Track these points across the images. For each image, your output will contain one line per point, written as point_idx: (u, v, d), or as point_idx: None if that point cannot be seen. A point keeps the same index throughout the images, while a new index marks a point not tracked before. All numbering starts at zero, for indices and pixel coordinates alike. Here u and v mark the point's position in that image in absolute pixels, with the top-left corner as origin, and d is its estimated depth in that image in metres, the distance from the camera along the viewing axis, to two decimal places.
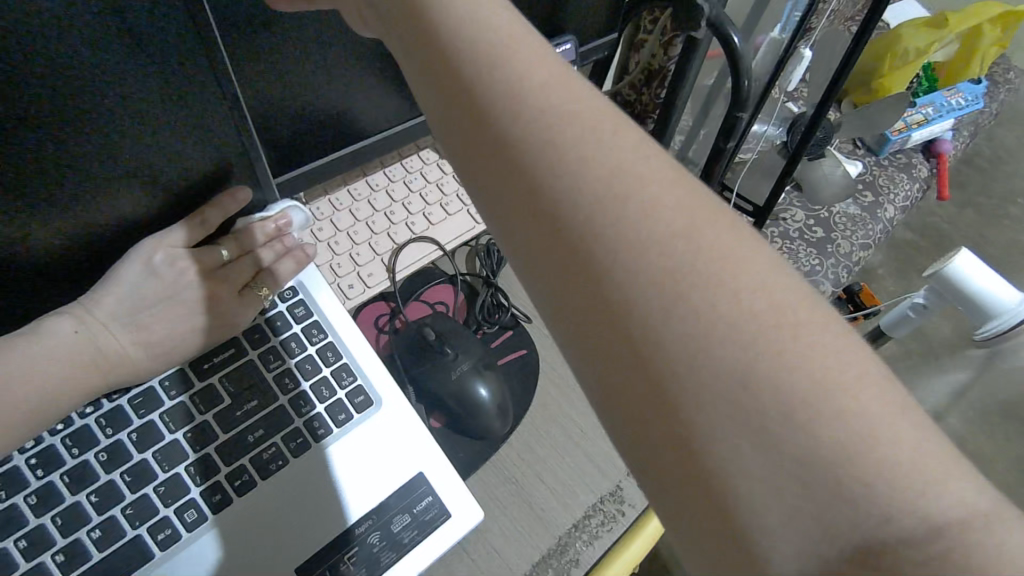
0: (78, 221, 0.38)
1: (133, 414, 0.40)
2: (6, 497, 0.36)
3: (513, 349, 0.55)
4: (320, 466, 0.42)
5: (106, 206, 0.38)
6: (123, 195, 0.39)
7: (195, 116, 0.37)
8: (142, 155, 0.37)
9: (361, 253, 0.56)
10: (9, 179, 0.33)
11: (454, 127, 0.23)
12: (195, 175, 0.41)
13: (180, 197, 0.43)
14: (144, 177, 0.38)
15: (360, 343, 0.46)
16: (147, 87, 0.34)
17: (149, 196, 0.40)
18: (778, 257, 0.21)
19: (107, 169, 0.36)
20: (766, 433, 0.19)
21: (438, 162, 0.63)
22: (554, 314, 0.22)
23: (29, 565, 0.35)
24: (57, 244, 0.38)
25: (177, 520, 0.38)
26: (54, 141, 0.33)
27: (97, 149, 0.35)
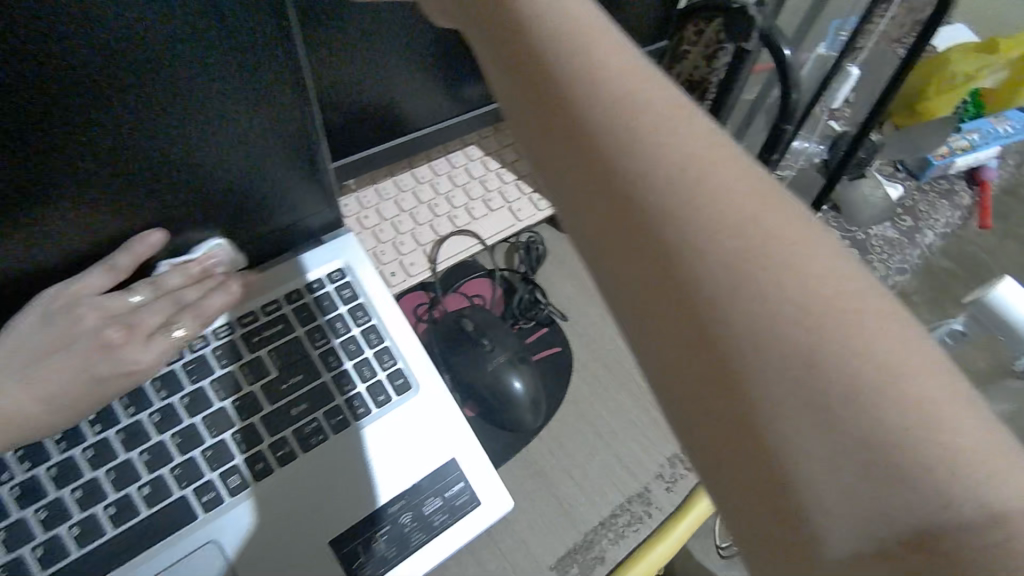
0: (130, 200, 0.39)
1: (185, 380, 0.41)
2: (63, 449, 0.38)
3: (547, 346, 0.56)
4: (359, 443, 0.43)
5: (158, 188, 0.39)
6: (167, 183, 0.39)
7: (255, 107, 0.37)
8: (192, 141, 0.37)
9: (404, 242, 0.57)
10: (72, 152, 0.34)
11: (528, 111, 0.25)
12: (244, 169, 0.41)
13: (222, 196, 0.42)
14: (192, 167, 0.39)
15: (402, 327, 0.47)
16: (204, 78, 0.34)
17: (193, 189, 0.41)
18: (843, 247, 0.21)
19: (156, 150, 0.36)
20: (828, 415, 0.19)
21: (483, 159, 0.64)
22: (618, 293, 0.22)
23: (81, 515, 0.37)
24: (96, 220, 0.39)
25: (220, 484, 0.40)
26: (113, 116, 0.33)
27: (158, 130, 0.35)
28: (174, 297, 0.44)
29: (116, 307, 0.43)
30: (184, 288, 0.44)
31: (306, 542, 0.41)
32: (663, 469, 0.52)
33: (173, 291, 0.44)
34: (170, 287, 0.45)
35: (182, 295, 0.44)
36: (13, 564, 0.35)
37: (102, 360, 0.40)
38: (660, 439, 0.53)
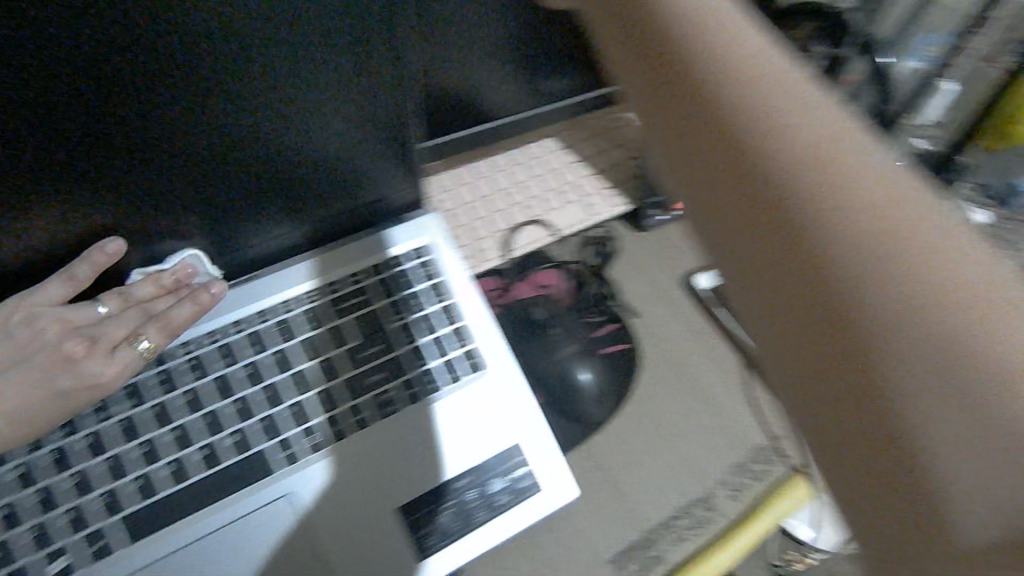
0: (229, 180, 0.38)
1: (272, 339, 0.43)
2: (162, 393, 0.41)
3: (616, 341, 0.55)
4: (431, 416, 0.44)
5: (257, 168, 0.38)
6: (255, 172, 0.38)
7: (349, 104, 0.36)
8: (285, 133, 0.36)
9: (480, 228, 0.58)
10: (176, 130, 0.33)
11: (655, 98, 0.26)
12: (332, 160, 0.40)
13: (306, 186, 0.42)
14: (280, 160, 0.38)
15: (477, 308, 0.47)
16: (305, 72, 0.33)
17: (277, 181, 0.40)
18: (979, 236, 0.20)
19: (254, 134, 0.35)
20: (962, 404, 0.18)
21: (560, 151, 0.64)
22: (744, 272, 0.23)
23: (172, 457, 0.39)
24: (181, 203, 0.38)
25: (297, 443, 0.41)
26: (221, 97, 0.32)
27: (263, 114, 0.34)
28: (142, 309, 0.43)
29: (79, 317, 0.43)
30: (155, 299, 0.44)
31: (377, 506, 0.42)
32: (728, 476, 0.51)
33: (143, 302, 0.44)
34: (139, 297, 0.44)
35: (151, 307, 0.43)
36: (112, 494, 0.38)
37: (61, 373, 0.40)
38: (726, 446, 0.52)
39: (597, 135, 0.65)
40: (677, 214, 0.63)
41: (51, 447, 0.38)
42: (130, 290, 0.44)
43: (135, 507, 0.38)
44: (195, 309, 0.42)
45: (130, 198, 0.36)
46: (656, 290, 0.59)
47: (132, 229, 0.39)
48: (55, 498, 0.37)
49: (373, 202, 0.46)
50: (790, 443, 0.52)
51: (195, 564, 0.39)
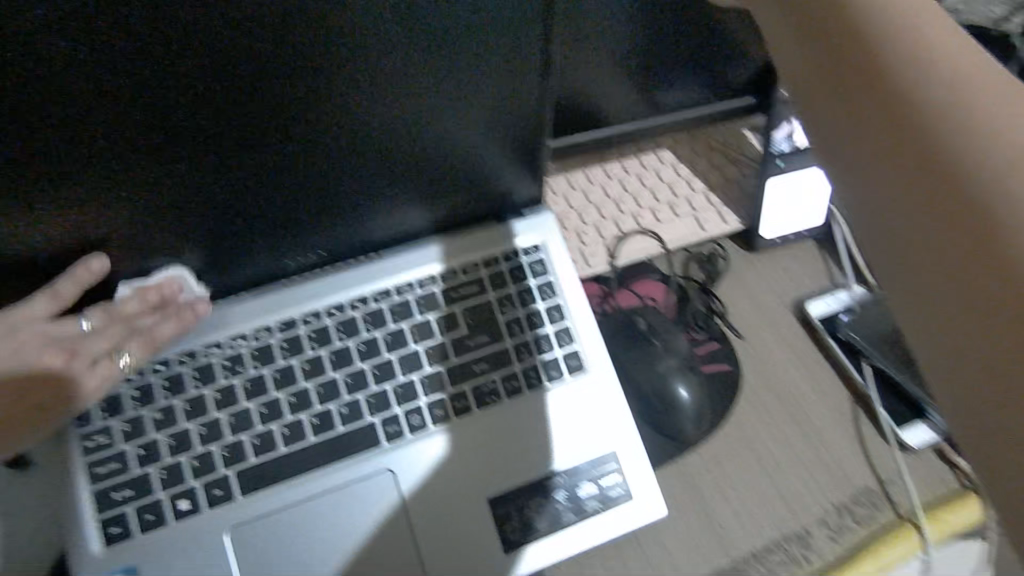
0: (367, 160, 0.42)
1: (390, 318, 0.45)
2: (286, 356, 0.43)
3: (717, 360, 0.54)
4: (531, 411, 0.45)
5: (395, 151, 0.42)
6: (377, 158, 0.42)
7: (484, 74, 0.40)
8: (408, 113, 0.40)
9: (588, 233, 0.58)
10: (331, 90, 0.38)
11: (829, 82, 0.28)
12: (448, 150, 0.44)
13: (421, 182, 0.45)
14: (401, 143, 0.42)
15: (584, 311, 0.48)
16: (434, 46, 0.37)
17: (398, 168, 0.43)
18: None
19: (396, 106, 0.40)
20: None
21: (674, 164, 0.63)
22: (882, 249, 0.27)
23: (292, 418, 0.42)
24: (307, 190, 0.42)
25: (402, 420, 0.43)
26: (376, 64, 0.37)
27: (411, 85, 0.39)
28: (125, 324, 0.43)
29: (64, 329, 0.43)
30: (138, 314, 0.43)
31: (470, 492, 0.43)
32: (829, 515, 0.48)
33: (125, 316, 0.43)
34: (121, 312, 0.43)
35: (136, 322, 0.43)
36: (236, 446, 0.41)
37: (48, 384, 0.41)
38: (827, 483, 0.50)
39: (714, 150, 0.64)
40: (792, 236, 0.61)
41: (187, 396, 0.42)
42: (114, 306, 0.43)
43: (255, 460, 0.41)
44: (179, 326, 0.42)
45: (264, 183, 0.41)
46: (763, 313, 0.58)
47: (262, 223, 0.43)
48: (187, 442, 0.41)
49: (493, 198, 0.48)
50: (899, 489, 0.49)
51: (301, 523, 0.41)
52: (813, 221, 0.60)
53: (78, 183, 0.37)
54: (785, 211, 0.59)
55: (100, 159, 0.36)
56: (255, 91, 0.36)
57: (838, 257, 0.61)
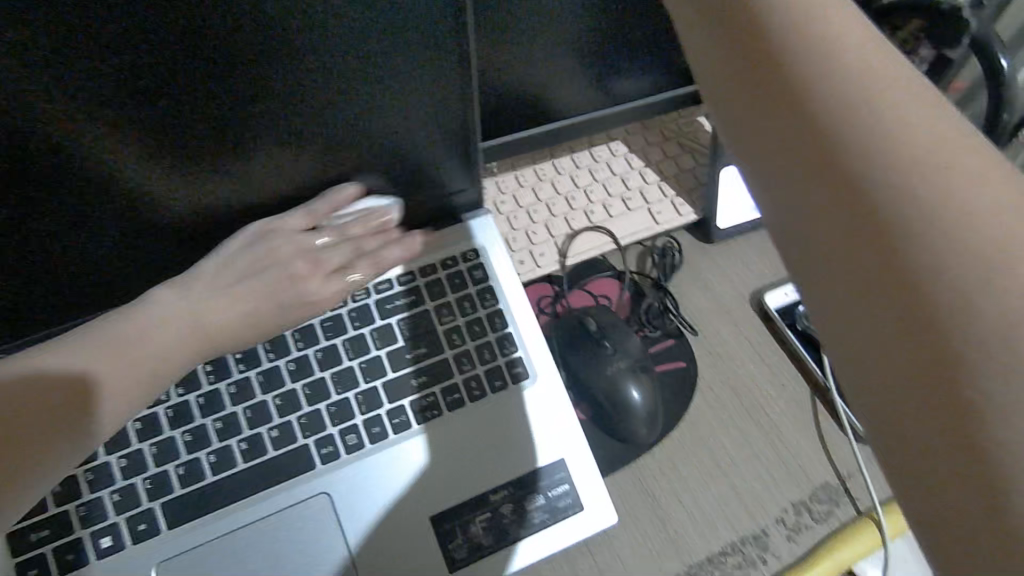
0: (267, 166, 0.41)
1: (321, 335, 0.43)
2: (212, 381, 0.41)
3: (672, 358, 0.53)
4: (469, 424, 0.43)
5: (297, 154, 0.41)
6: (159, 167, 0.38)
7: (363, 78, 0.37)
8: (204, 130, 0.37)
9: (537, 231, 0.56)
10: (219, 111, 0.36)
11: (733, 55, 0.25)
12: (275, 141, 0.40)
13: (275, 175, 0.42)
14: (176, 150, 0.37)
15: (526, 316, 0.46)
16: (211, 54, 0.34)
17: (204, 174, 0.40)
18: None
19: (301, 108, 0.38)
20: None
21: (627, 155, 0.61)
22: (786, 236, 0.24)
23: (218, 444, 0.40)
24: (98, 211, 0.39)
25: (337, 441, 0.41)
26: (264, 82, 0.36)
27: (302, 95, 0.37)
28: (355, 245, 0.46)
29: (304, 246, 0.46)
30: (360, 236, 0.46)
31: (409, 511, 0.42)
32: (787, 515, 0.47)
33: (355, 238, 0.46)
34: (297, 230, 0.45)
35: (365, 244, 0.46)
36: (160, 476, 0.39)
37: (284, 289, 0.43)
38: (785, 480, 0.49)
39: (667, 139, 0.62)
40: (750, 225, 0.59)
41: None
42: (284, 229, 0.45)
43: (181, 490, 0.39)
44: (407, 252, 0.45)
45: (42, 214, 0.37)
46: (719, 307, 0.56)
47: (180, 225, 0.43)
48: (108, 476, 0.39)
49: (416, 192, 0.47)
50: (858, 484, 0.49)
51: (231, 554, 0.39)
52: None
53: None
54: (737, 201, 0.58)
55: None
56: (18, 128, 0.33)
57: None
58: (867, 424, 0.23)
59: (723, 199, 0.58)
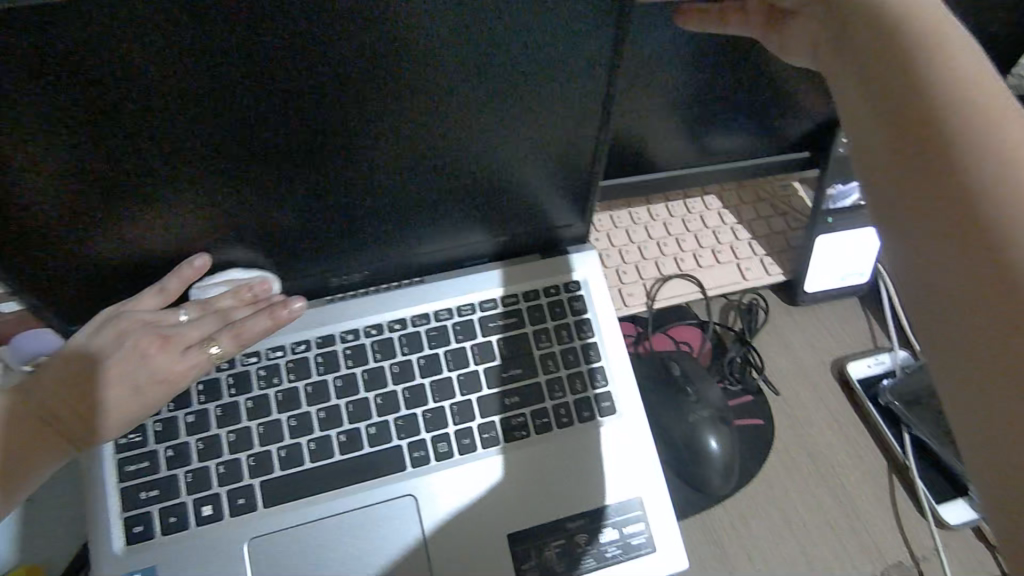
0: (399, 191, 0.43)
1: (426, 342, 0.45)
2: (321, 372, 0.44)
3: (749, 415, 0.53)
4: (555, 450, 0.44)
5: (435, 183, 0.43)
6: (320, 193, 0.42)
7: (517, 117, 0.40)
8: (354, 149, 0.39)
9: (627, 271, 0.58)
10: (375, 133, 0.39)
11: (884, 123, 0.29)
12: (417, 170, 0.42)
13: (409, 216, 0.45)
14: (325, 162, 0.40)
15: (620, 351, 0.47)
16: (401, 108, 0.38)
17: (348, 189, 0.42)
18: None
19: (447, 139, 0.40)
20: None
21: (720, 211, 0.62)
22: (915, 289, 0.28)
23: (320, 433, 0.42)
24: (257, 217, 0.42)
25: (429, 446, 0.43)
26: (425, 112, 0.38)
27: (456, 125, 0.40)
28: (221, 316, 0.45)
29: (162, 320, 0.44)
30: (232, 309, 0.45)
31: (489, 525, 0.43)
32: None
33: (222, 311, 0.45)
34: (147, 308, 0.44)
35: (231, 315, 0.45)
36: (263, 456, 0.42)
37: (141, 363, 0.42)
38: (857, 553, 0.48)
39: (762, 200, 0.63)
40: (840, 292, 0.59)
41: (221, 401, 0.42)
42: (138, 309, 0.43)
43: (281, 472, 0.42)
44: (272, 324, 0.43)
45: (209, 207, 0.40)
46: (799, 369, 0.57)
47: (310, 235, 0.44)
48: (216, 448, 0.41)
49: (528, 229, 0.48)
50: (934, 568, 0.47)
51: (319, 540, 0.41)
52: (857, 281, 0.59)
53: (118, 187, 0.37)
54: (836, 269, 0.58)
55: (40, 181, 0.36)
56: (189, 132, 0.36)
57: (880, 316, 0.60)
58: (982, 480, 0.26)
59: (820, 264, 0.58)
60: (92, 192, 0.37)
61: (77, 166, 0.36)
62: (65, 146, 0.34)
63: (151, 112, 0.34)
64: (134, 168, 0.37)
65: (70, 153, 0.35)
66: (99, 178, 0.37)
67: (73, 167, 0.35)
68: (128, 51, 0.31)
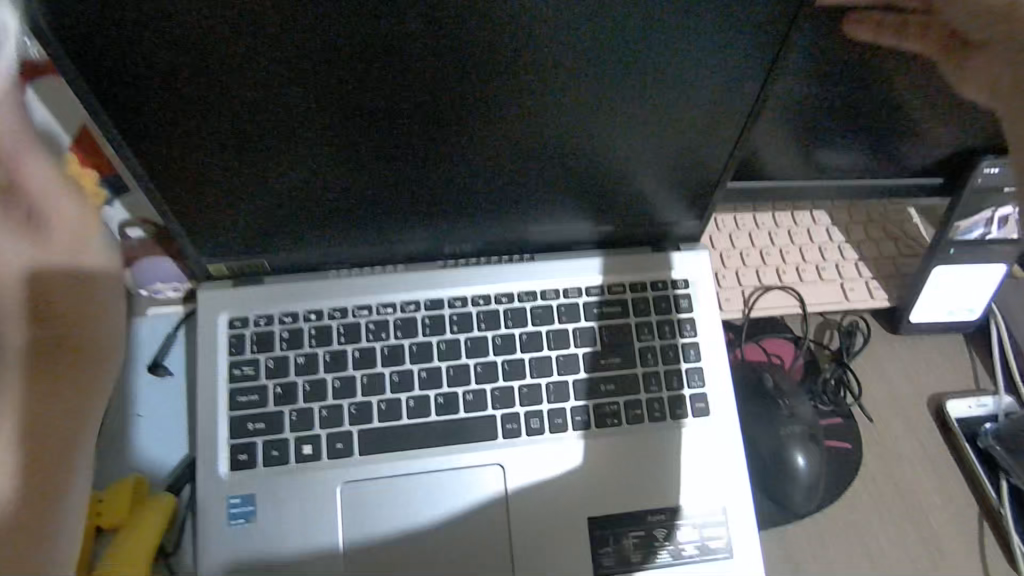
0: (529, 169, 0.43)
1: (530, 319, 0.45)
2: (426, 333, 0.45)
3: (838, 438, 0.52)
4: (643, 443, 0.44)
5: (566, 166, 0.43)
6: (447, 159, 0.42)
7: (661, 111, 0.40)
8: (500, 124, 0.40)
9: (726, 276, 0.57)
10: (525, 109, 0.39)
11: None
12: (551, 150, 0.42)
13: (531, 196, 0.45)
14: (470, 135, 0.40)
15: (722, 355, 0.46)
16: (533, 79, 0.37)
17: (481, 162, 0.42)
18: None
19: (590, 122, 0.40)
20: None
21: (829, 227, 0.60)
22: None
23: (420, 392, 0.44)
24: (389, 183, 0.43)
25: (522, 420, 0.44)
26: (576, 90, 0.38)
27: (601, 110, 0.40)
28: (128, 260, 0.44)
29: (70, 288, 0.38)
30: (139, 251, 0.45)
31: (573, 506, 0.43)
32: None
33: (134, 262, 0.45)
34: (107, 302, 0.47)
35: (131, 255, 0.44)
36: (364, 406, 0.43)
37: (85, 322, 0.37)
38: None
39: (874, 222, 0.61)
40: (949, 327, 0.56)
41: (330, 347, 0.44)
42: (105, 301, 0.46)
43: (379, 424, 0.43)
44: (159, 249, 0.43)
45: (341, 165, 0.41)
46: (895, 400, 0.55)
47: (431, 204, 0.44)
48: (322, 392, 0.43)
49: (641, 221, 0.48)
50: None
51: (408, 494, 0.42)
52: (966, 318, 0.56)
53: (289, 144, 0.39)
54: (949, 303, 0.56)
55: (178, 116, 0.37)
56: (367, 97, 0.37)
57: (987, 358, 0.57)
58: None
59: (931, 295, 0.55)
60: (227, 133, 0.38)
61: (212, 103, 0.36)
62: (202, 80, 0.35)
63: (281, 43, 0.34)
64: (310, 127, 0.39)
65: (209, 79, 0.35)
66: (234, 119, 0.37)
67: (208, 103, 0.36)
68: (340, 12, 0.33)
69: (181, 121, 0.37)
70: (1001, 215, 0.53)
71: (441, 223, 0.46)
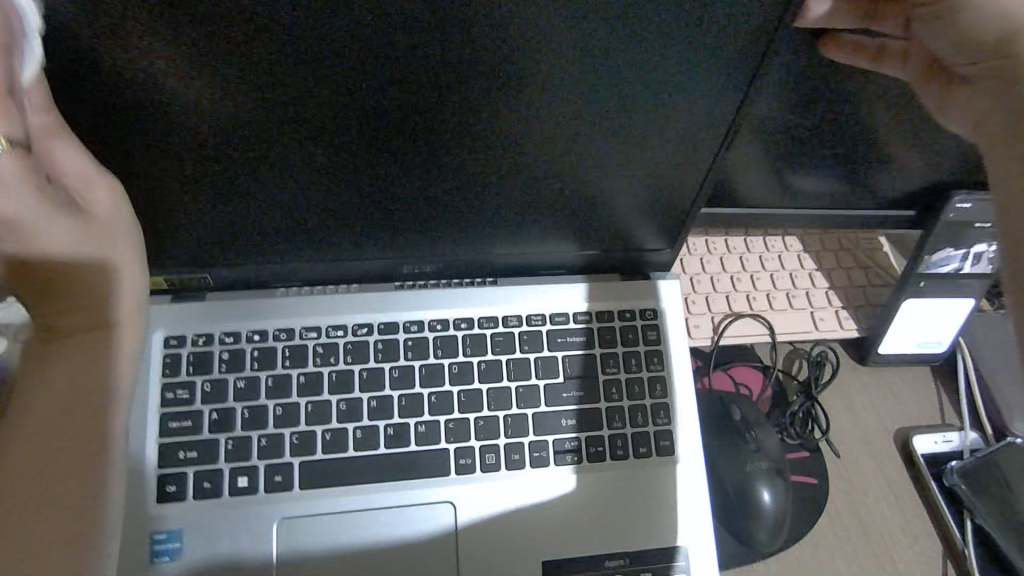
0: (496, 189, 0.41)
1: (489, 347, 0.43)
2: (379, 359, 0.42)
3: (803, 474, 0.51)
4: (605, 481, 0.42)
5: (535, 188, 0.41)
6: (415, 179, 0.39)
7: (634, 134, 0.38)
8: (474, 147, 0.38)
9: (696, 302, 0.55)
10: (495, 128, 0.37)
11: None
12: (519, 170, 0.40)
13: (496, 219, 0.42)
14: (444, 157, 0.38)
15: (690, 388, 0.44)
16: (498, 95, 0.35)
17: (447, 181, 0.40)
18: None
19: (561, 142, 0.38)
20: None
21: (800, 254, 0.59)
22: None
23: (369, 423, 0.41)
24: (351, 203, 0.40)
25: (477, 455, 0.41)
26: (547, 108, 0.36)
27: (573, 131, 0.38)
28: None
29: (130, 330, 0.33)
30: None
31: (528, 548, 0.41)
32: None
33: None
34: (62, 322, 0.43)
35: None
36: (308, 436, 0.40)
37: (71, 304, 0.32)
38: None
39: (846, 250, 0.60)
40: (917, 360, 0.56)
41: (274, 371, 0.41)
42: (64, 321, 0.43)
43: (322, 456, 0.40)
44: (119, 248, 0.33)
45: (317, 192, 0.39)
46: (861, 434, 0.54)
47: (391, 223, 0.42)
48: (263, 420, 0.40)
49: (609, 247, 0.46)
50: None
51: (350, 534, 0.39)
52: (935, 350, 0.55)
53: (266, 173, 0.38)
54: (916, 336, 0.55)
55: (148, 148, 0.36)
56: (347, 126, 0.36)
57: (954, 394, 0.56)
58: None
59: (901, 327, 0.54)
60: (197, 163, 0.37)
61: (193, 139, 0.35)
62: (174, 111, 0.34)
63: (262, 74, 0.33)
64: (291, 156, 0.37)
65: (188, 112, 0.34)
66: (209, 150, 0.36)
67: (178, 133, 0.35)
68: (320, 42, 0.32)
69: (154, 152, 0.36)
70: (975, 251, 0.52)
71: (401, 243, 0.43)
